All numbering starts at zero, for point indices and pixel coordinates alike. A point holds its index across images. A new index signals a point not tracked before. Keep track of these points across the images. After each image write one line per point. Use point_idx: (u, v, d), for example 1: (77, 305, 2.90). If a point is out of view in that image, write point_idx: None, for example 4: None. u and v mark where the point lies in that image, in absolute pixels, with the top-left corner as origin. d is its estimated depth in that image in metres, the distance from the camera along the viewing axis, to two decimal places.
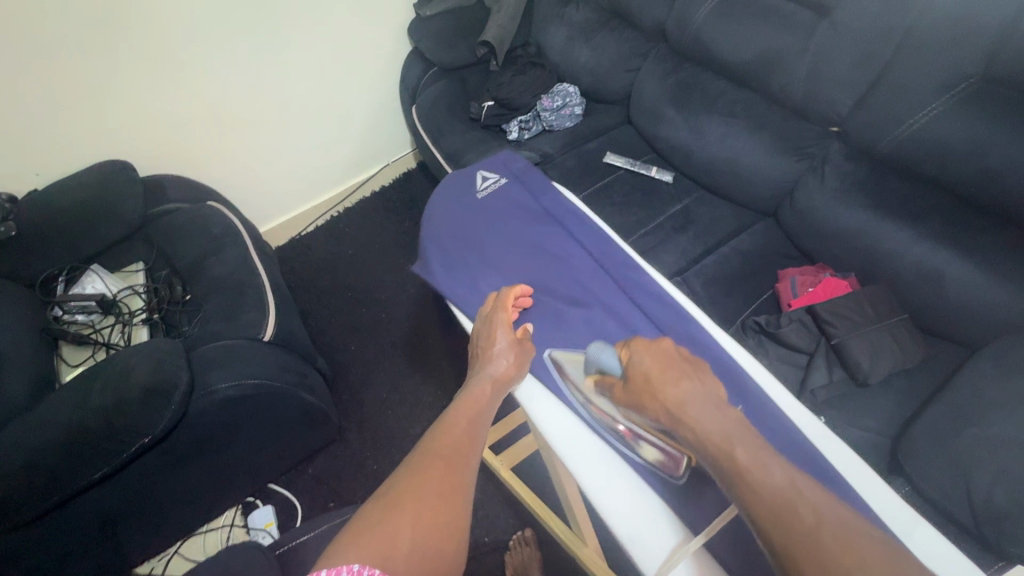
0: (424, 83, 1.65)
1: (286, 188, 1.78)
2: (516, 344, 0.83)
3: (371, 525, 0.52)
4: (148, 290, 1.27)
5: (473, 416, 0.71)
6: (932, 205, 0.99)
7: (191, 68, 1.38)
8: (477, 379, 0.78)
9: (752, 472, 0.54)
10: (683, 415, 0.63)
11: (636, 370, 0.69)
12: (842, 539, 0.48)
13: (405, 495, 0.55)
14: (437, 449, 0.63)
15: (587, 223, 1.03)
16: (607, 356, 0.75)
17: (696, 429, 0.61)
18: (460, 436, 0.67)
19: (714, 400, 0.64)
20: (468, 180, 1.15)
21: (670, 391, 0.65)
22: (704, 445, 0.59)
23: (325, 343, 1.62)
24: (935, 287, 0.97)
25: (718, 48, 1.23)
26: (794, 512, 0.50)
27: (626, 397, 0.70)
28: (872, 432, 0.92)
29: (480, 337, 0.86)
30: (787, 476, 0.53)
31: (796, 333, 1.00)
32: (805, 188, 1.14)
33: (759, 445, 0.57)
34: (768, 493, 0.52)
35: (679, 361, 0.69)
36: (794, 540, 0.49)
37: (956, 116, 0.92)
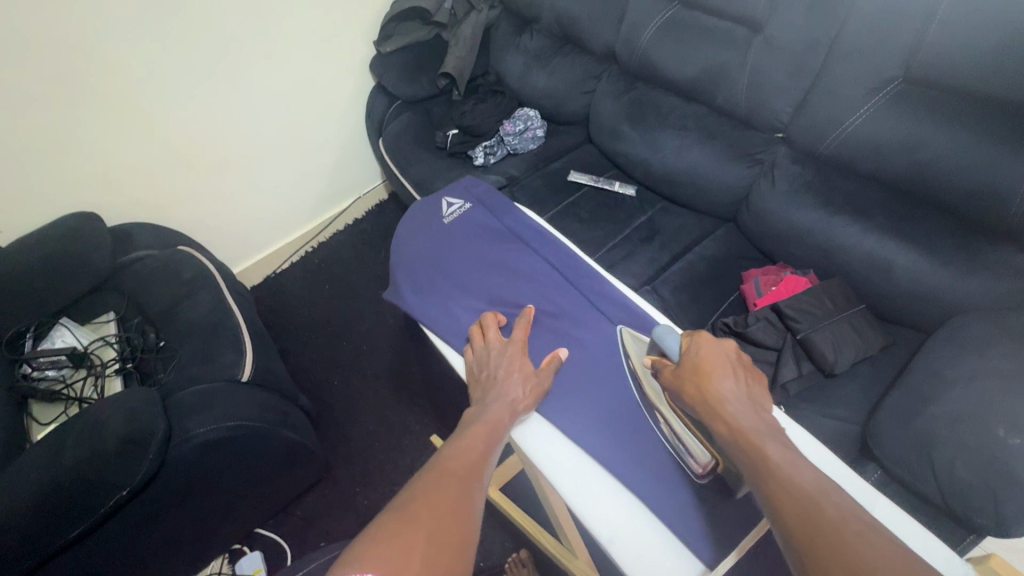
0: (389, 117, 1.69)
1: (257, 227, 1.79)
2: (533, 374, 0.83)
3: (384, 538, 0.52)
4: (120, 340, 1.25)
5: (486, 438, 0.72)
6: (875, 200, 1.05)
7: (154, 116, 1.39)
8: (491, 402, 0.78)
9: (783, 468, 0.57)
10: (721, 410, 0.66)
11: (690, 358, 0.72)
12: (864, 534, 0.50)
13: (420, 512, 0.56)
14: (449, 472, 0.64)
15: (550, 241, 1.06)
16: (671, 339, 0.77)
17: (732, 424, 0.64)
18: (471, 458, 0.68)
19: (754, 406, 0.67)
20: (434, 207, 1.17)
21: (715, 384, 0.68)
22: (736, 440, 0.63)
23: (307, 380, 1.61)
24: (887, 277, 1.03)
25: (666, 66, 1.29)
26: (819, 503, 0.53)
27: (672, 379, 0.73)
28: (842, 420, 0.96)
29: (493, 363, 0.85)
30: (814, 477, 0.56)
31: (763, 331, 1.04)
32: (758, 192, 1.20)
33: (790, 449, 0.60)
34: (796, 485, 0.55)
35: (732, 362, 0.72)
36: (815, 526, 0.51)
37: (886, 116, 0.99)
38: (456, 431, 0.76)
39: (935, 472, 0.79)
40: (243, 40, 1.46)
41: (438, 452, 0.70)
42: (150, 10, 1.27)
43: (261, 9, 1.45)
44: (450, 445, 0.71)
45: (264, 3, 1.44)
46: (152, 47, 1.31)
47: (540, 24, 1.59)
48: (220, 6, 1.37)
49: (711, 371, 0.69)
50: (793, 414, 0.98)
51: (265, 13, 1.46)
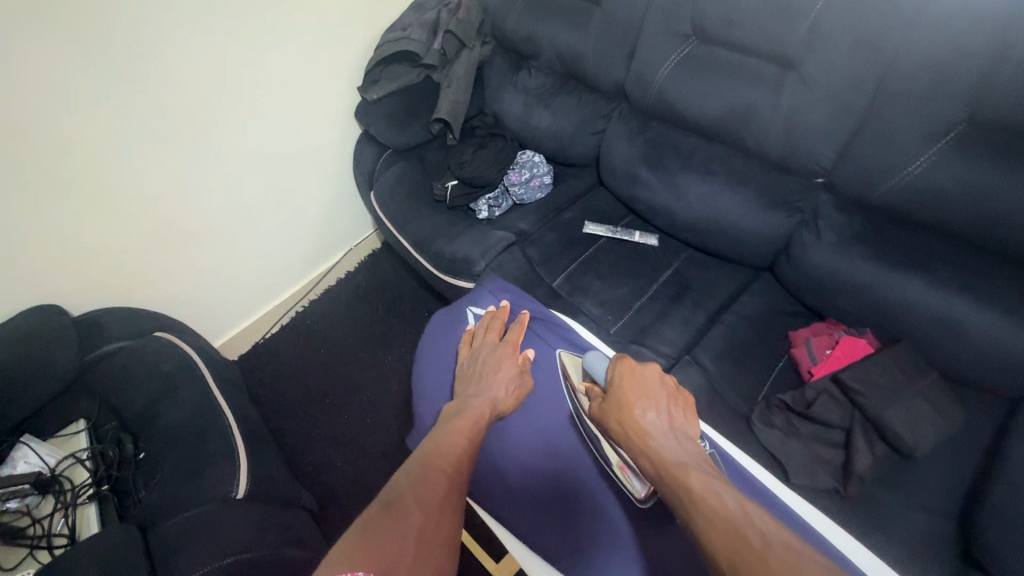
0: (379, 169, 1.56)
1: (239, 293, 1.63)
2: (517, 378, 0.92)
3: (382, 529, 0.59)
4: (93, 456, 1.09)
5: (471, 430, 0.79)
6: (937, 252, 0.93)
7: (117, 194, 1.24)
8: (476, 398, 0.87)
9: (704, 497, 0.60)
10: (646, 445, 0.71)
11: (614, 389, 0.80)
12: (786, 559, 0.51)
13: (410, 505, 0.63)
14: (438, 463, 0.71)
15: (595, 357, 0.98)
16: (601, 364, 0.87)
17: (655, 457, 0.69)
18: (456, 447, 0.75)
19: (677, 438, 0.72)
20: (458, 319, 1.10)
21: (637, 415, 0.74)
22: (662, 470, 0.67)
23: (309, 463, 1.46)
24: (957, 337, 0.90)
25: (684, 106, 1.17)
26: (742, 532, 0.55)
27: (601, 412, 0.80)
28: (931, 514, 0.84)
29: (486, 361, 0.94)
30: (736, 503, 0.59)
31: (827, 409, 0.93)
32: (801, 244, 1.07)
33: (711, 476, 0.64)
34: (718, 514, 0.57)
35: (656, 391, 0.78)
36: (736, 554, 0.53)
37: (951, 164, 0.86)
38: (443, 421, 0.83)
39: None
40: (214, 102, 1.31)
41: (425, 443, 0.76)
42: (102, 81, 1.12)
43: (229, 67, 1.30)
44: (438, 434, 0.78)
45: (232, 59, 1.30)
46: (109, 120, 1.16)
47: (539, 60, 1.47)
48: (181, 67, 1.22)
49: (634, 404, 0.76)
50: (875, 508, 0.86)
51: (234, 71, 1.32)
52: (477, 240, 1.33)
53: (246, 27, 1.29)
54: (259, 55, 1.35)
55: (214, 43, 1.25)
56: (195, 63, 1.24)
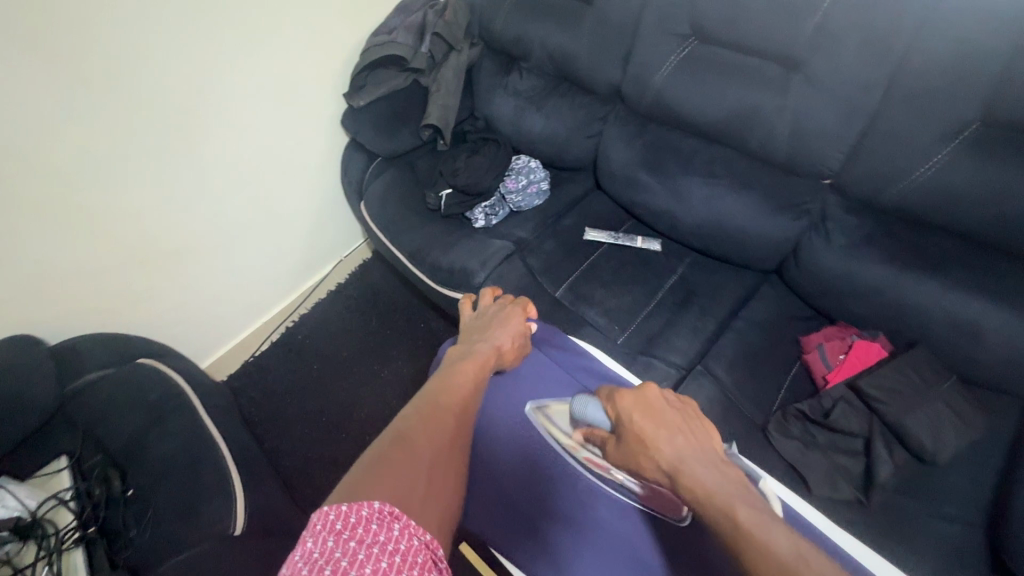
0: (369, 178, 1.50)
1: (227, 312, 1.57)
2: (523, 333, 0.94)
3: (398, 455, 0.60)
4: (77, 496, 1.01)
5: (478, 375, 0.80)
6: (952, 254, 0.91)
7: (96, 213, 1.17)
8: (481, 345, 0.88)
9: (754, 533, 0.56)
10: (681, 477, 0.65)
11: (627, 429, 0.73)
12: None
13: (422, 440, 0.63)
14: (447, 403, 0.71)
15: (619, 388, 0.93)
16: (592, 409, 0.79)
17: (693, 489, 0.63)
18: (463, 388, 0.76)
19: (711, 460, 0.67)
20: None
21: (661, 450, 0.68)
22: (702, 505, 0.62)
23: (307, 486, 1.41)
24: (974, 340, 0.89)
25: (685, 108, 1.14)
26: (799, 574, 0.51)
27: (622, 456, 0.73)
28: (958, 522, 0.83)
29: (493, 318, 0.96)
30: (789, 539, 0.54)
31: (845, 417, 0.91)
32: (810, 247, 1.05)
33: (756, 507, 0.59)
34: (772, 556, 0.53)
35: (670, 415, 0.73)
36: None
37: (964, 164, 0.85)
38: (447, 364, 0.83)
39: None
40: (193, 112, 1.24)
41: (433, 378, 0.77)
42: (75, 95, 1.05)
43: (211, 77, 1.24)
44: (447, 374, 0.79)
45: (214, 68, 1.24)
46: (85, 137, 1.09)
47: (531, 62, 1.43)
48: (161, 79, 1.16)
49: (656, 435, 0.70)
50: (900, 518, 0.84)
51: (217, 81, 1.25)
52: (476, 250, 1.29)
53: (227, 34, 1.23)
54: (243, 64, 1.28)
55: (194, 53, 1.19)
56: (172, 72, 1.17)
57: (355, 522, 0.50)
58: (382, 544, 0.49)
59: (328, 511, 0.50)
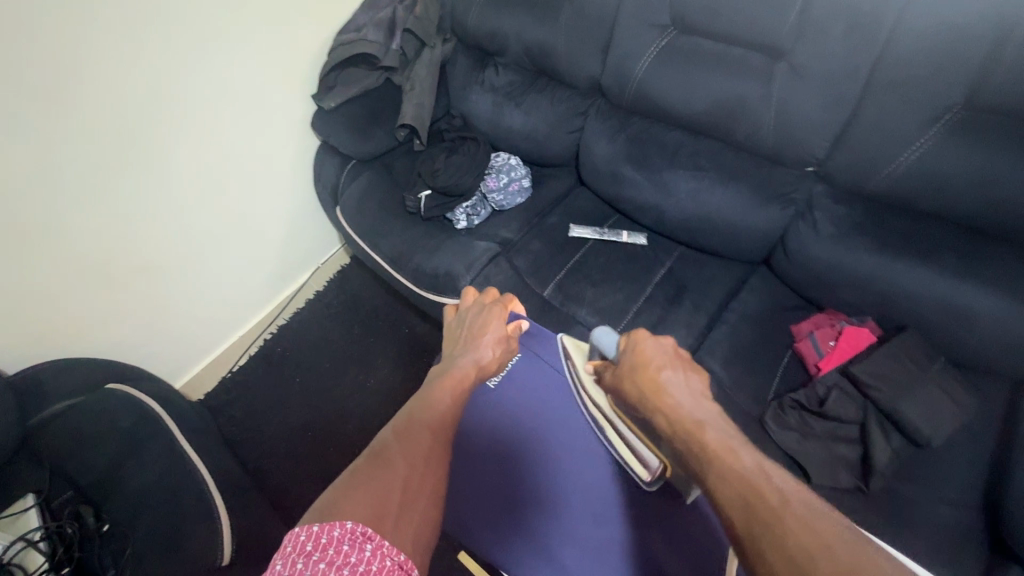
0: (344, 182, 1.45)
1: (199, 327, 1.50)
2: (506, 339, 0.84)
3: (368, 477, 0.56)
4: (48, 537, 0.94)
5: (455, 390, 0.72)
6: (938, 238, 0.92)
7: (51, 232, 1.10)
8: (461, 358, 0.78)
9: (720, 455, 0.55)
10: (661, 404, 0.65)
11: (629, 354, 0.72)
12: (803, 513, 0.48)
13: (395, 459, 0.58)
14: (421, 424, 0.64)
15: None
16: (609, 340, 0.81)
17: (671, 416, 0.63)
18: (442, 408, 0.67)
19: (696, 395, 0.65)
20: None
21: (652, 377, 0.67)
22: (677, 430, 0.62)
23: (296, 505, 1.36)
24: (964, 322, 0.90)
25: (669, 100, 1.12)
26: (762, 493, 0.50)
27: (614, 380, 0.74)
28: (958, 505, 0.83)
29: (472, 324, 0.85)
30: (756, 465, 0.53)
31: (842, 405, 0.91)
32: (798, 236, 1.05)
33: (729, 434, 0.59)
34: (734, 474, 0.52)
35: (669, 351, 0.71)
36: (753, 513, 0.49)
37: (950, 149, 0.85)
38: (425, 383, 0.74)
39: None
40: (151, 119, 1.17)
41: (410, 398, 0.69)
42: (18, 107, 0.98)
43: (169, 82, 1.17)
44: (422, 394, 0.71)
45: (172, 73, 1.16)
46: (31, 151, 1.02)
47: (506, 56, 1.39)
48: (114, 86, 1.09)
49: (648, 364, 0.69)
50: (902, 504, 0.85)
51: (177, 85, 1.18)
52: (459, 253, 1.25)
53: (186, 36, 1.16)
54: (203, 68, 1.21)
55: (150, 57, 1.12)
56: (125, 79, 1.10)
57: (326, 543, 0.47)
58: (353, 565, 0.46)
59: (300, 533, 0.48)
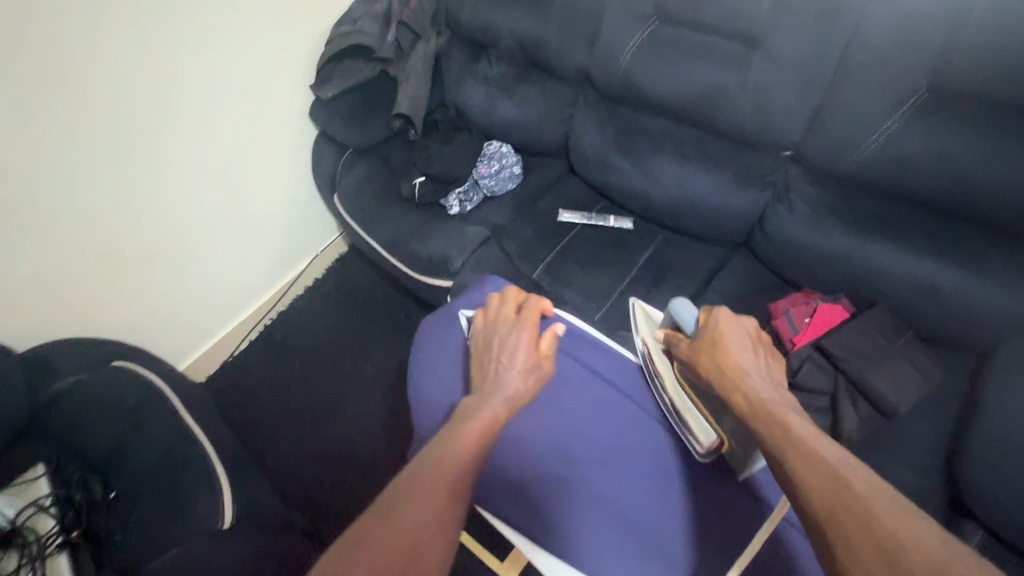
0: (341, 170, 1.50)
1: (201, 312, 1.54)
2: (537, 366, 0.80)
3: (370, 538, 0.53)
4: (58, 502, 0.99)
5: (480, 432, 0.67)
6: (906, 219, 0.96)
7: (55, 215, 1.14)
8: (491, 393, 0.75)
9: (803, 437, 0.59)
10: (740, 385, 0.72)
11: (710, 331, 0.80)
12: (889, 497, 0.51)
13: (398, 521, 0.55)
14: (436, 475, 0.60)
15: (604, 351, 0.91)
16: (688, 314, 0.87)
17: (750, 396, 0.69)
18: (463, 457, 0.64)
19: (772, 383, 0.72)
20: (452, 326, 0.96)
21: (734, 358, 0.75)
22: (756, 409, 0.67)
23: (295, 482, 1.41)
24: (932, 299, 0.94)
25: (653, 87, 1.15)
26: (844, 476, 0.53)
27: (691, 352, 0.81)
28: (919, 469, 0.88)
29: (499, 348, 0.81)
30: (839, 452, 0.56)
31: (813, 376, 0.95)
32: (776, 218, 1.09)
33: (810, 422, 0.63)
34: (819, 454, 0.56)
35: (749, 339, 0.79)
36: (837, 490, 0.52)
37: (916, 131, 0.89)
38: (451, 421, 0.71)
39: None
40: (152, 107, 1.21)
41: (432, 438, 0.66)
42: (26, 93, 1.03)
43: (170, 70, 1.21)
44: (445, 435, 0.67)
45: (171, 61, 1.21)
46: (38, 136, 1.07)
47: (498, 48, 1.43)
48: (116, 73, 1.13)
49: (730, 346, 0.77)
50: (866, 469, 0.89)
51: (174, 73, 1.22)
52: (452, 238, 1.30)
53: (183, 27, 1.20)
54: (202, 57, 1.26)
55: (151, 46, 1.16)
56: (127, 66, 1.14)
57: None
58: None
59: None
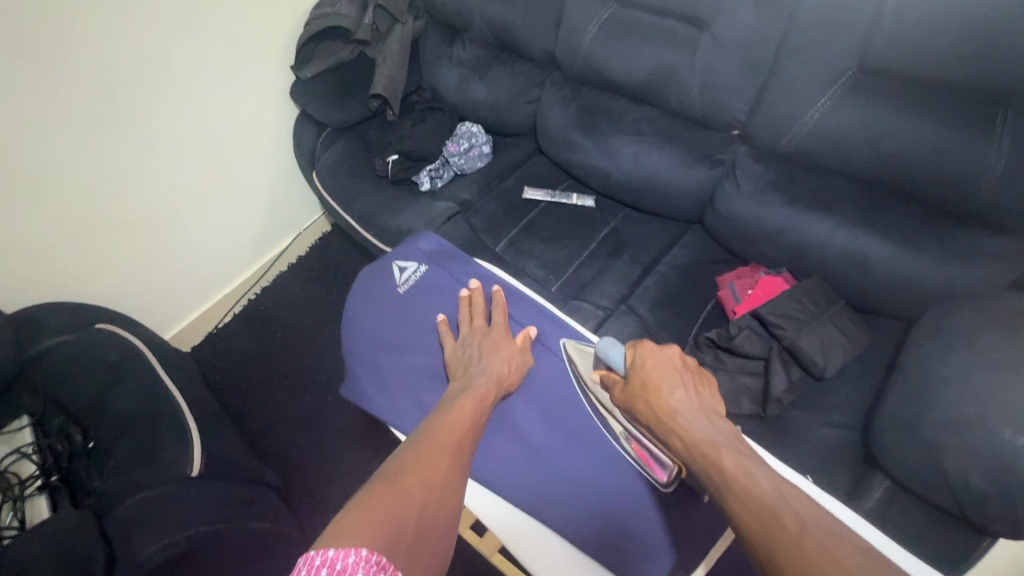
0: (320, 148, 1.56)
1: (185, 282, 1.61)
2: (518, 355, 0.85)
3: (382, 498, 0.55)
4: (41, 450, 1.06)
5: (474, 412, 0.73)
6: (842, 193, 1.01)
7: (48, 180, 1.21)
8: (478, 376, 0.80)
9: (738, 480, 0.60)
10: (675, 425, 0.69)
11: (638, 372, 0.76)
12: (822, 542, 0.52)
13: (410, 483, 0.58)
14: (439, 445, 0.65)
15: (521, 298, 0.96)
16: (615, 352, 0.80)
17: (687, 438, 0.68)
18: (459, 428, 0.69)
19: (707, 413, 0.70)
20: (384, 277, 1.01)
21: (665, 397, 0.72)
22: (694, 453, 0.66)
23: (272, 444, 1.48)
24: (861, 269, 0.99)
25: (610, 68, 1.21)
26: (779, 518, 0.55)
27: (625, 398, 0.76)
28: (839, 427, 0.93)
29: (480, 341, 0.85)
30: (773, 488, 0.58)
31: (748, 341, 0.99)
32: (723, 194, 1.14)
33: (745, 456, 0.63)
34: (754, 499, 0.58)
35: (678, 369, 0.75)
36: (769, 533, 0.54)
37: (846, 109, 0.94)
38: (443, 403, 0.75)
39: (949, 482, 0.75)
40: (137, 82, 1.27)
41: (426, 419, 0.70)
42: (13, 64, 1.08)
43: (154, 48, 1.27)
44: (440, 415, 0.72)
45: (156, 38, 1.26)
46: (25, 106, 1.12)
47: (471, 32, 1.48)
48: (101, 48, 1.19)
49: (660, 383, 0.73)
50: (792, 427, 0.95)
51: (157, 50, 1.28)
52: (421, 212, 1.36)
53: (168, 6, 1.25)
54: (187, 35, 1.31)
55: (136, 23, 1.22)
56: (111, 42, 1.20)
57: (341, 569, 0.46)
58: None
59: (314, 557, 0.47)
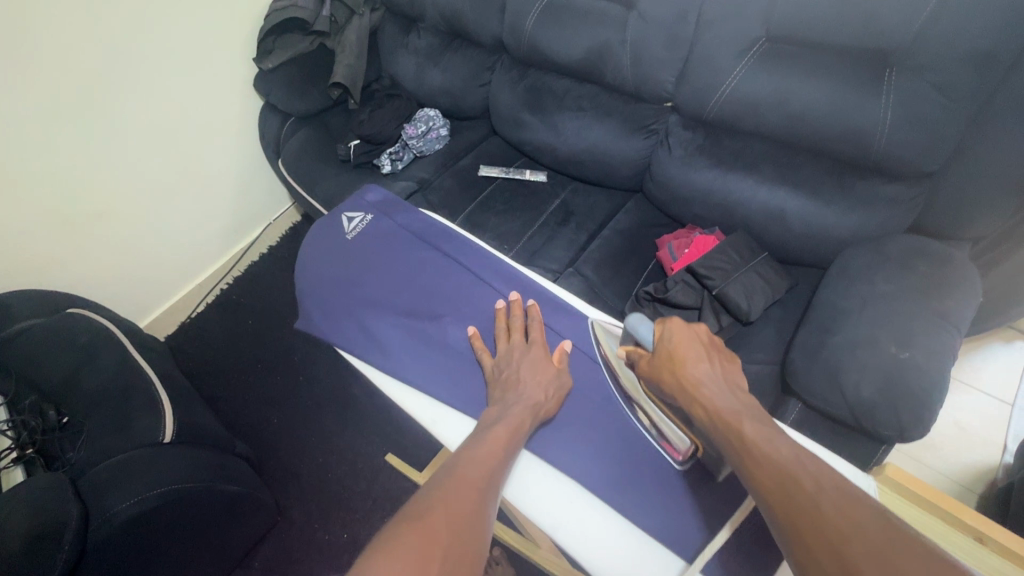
0: (284, 137, 1.62)
1: (156, 270, 1.65)
2: (557, 379, 0.79)
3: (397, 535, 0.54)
4: (15, 426, 1.12)
5: (507, 442, 0.69)
6: (762, 153, 1.10)
7: (18, 172, 1.25)
8: (514, 405, 0.74)
9: (757, 444, 0.57)
10: (699, 396, 0.65)
11: (665, 344, 0.70)
12: (839, 500, 0.50)
13: (435, 517, 0.56)
14: (464, 479, 0.62)
15: (459, 240, 1.02)
16: (646, 328, 0.74)
17: (709, 407, 0.63)
18: (489, 463, 0.65)
19: (732, 386, 0.66)
20: (334, 226, 1.08)
21: (690, 369, 0.67)
22: (715, 422, 0.62)
23: (246, 423, 1.53)
24: (781, 221, 1.08)
25: (552, 49, 1.29)
26: (796, 480, 0.53)
27: (648, 371, 0.71)
28: (763, 363, 1.02)
29: (516, 362, 0.80)
30: (792, 450, 0.56)
31: (683, 292, 1.07)
32: (659, 159, 1.23)
33: (767, 424, 0.60)
34: (773, 463, 0.55)
35: (704, 343, 0.70)
36: (789, 496, 0.52)
37: (756, 75, 1.03)
38: (475, 430, 0.72)
39: (846, 397, 0.83)
40: (104, 73, 1.32)
41: (456, 450, 0.68)
42: None
43: (119, 39, 1.32)
44: (472, 445, 0.68)
45: (121, 30, 1.32)
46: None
47: (425, 21, 1.56)
48: (67, 40, 1.23)
49: (686, 356, 0.68)
50: None
51: (122, 41, 1.33)
52: None
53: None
54: (150, 27, 1.37)
55: (102, 16, 1.27)
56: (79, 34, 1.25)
57: None
58: None
59: None
